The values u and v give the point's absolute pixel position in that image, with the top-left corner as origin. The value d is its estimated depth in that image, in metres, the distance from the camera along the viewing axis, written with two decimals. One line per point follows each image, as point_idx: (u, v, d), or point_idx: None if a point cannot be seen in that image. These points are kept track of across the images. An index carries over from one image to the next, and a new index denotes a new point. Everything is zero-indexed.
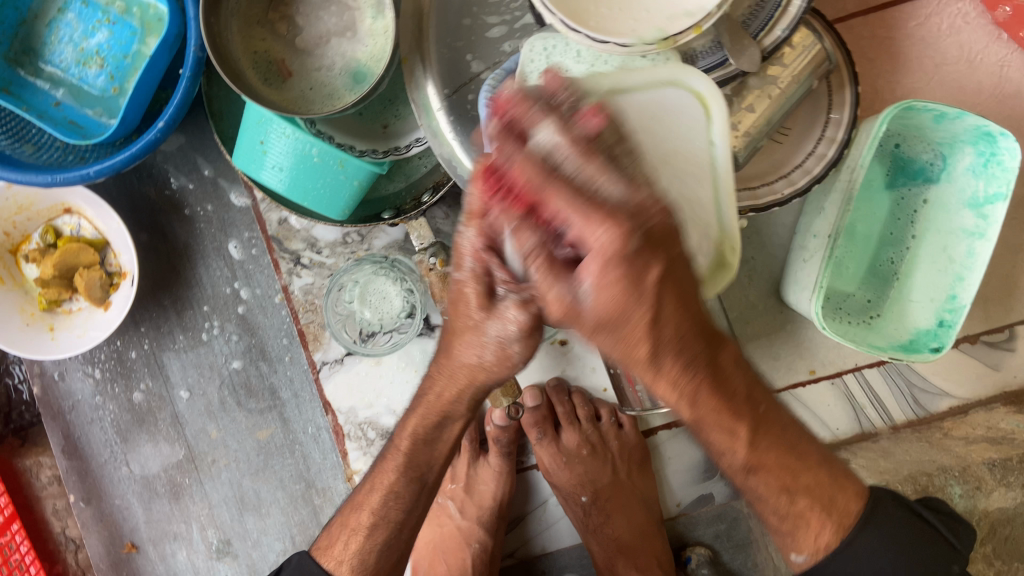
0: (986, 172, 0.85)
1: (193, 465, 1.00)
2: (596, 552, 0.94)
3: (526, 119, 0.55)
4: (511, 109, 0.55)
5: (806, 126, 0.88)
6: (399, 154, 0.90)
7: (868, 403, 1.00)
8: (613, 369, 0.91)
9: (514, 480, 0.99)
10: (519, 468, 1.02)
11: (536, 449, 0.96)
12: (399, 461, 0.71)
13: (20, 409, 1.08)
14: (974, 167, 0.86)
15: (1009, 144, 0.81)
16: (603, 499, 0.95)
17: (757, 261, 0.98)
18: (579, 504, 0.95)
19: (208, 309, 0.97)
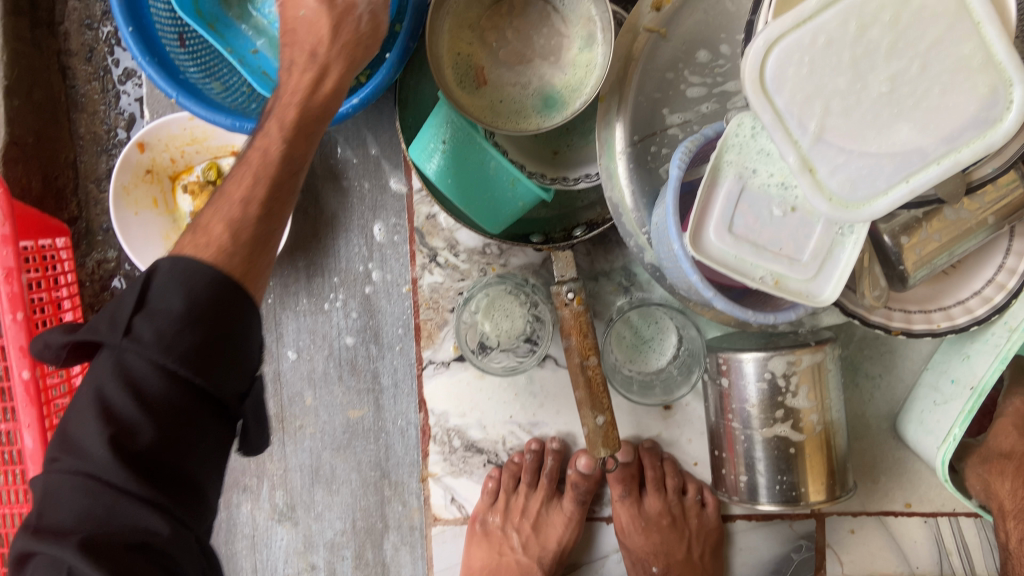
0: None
1: (280, 425, 1.01)
2: None
3: (763, 69, 0.66)
4: (752, 71, 0.65)
5: (974, 265, 0.85)
6: (566, 184, 0.90)
7: (955, 549, 0.97)
8: (716, 450, 0.89)
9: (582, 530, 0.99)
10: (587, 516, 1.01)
11: (614, 505, 0.97)
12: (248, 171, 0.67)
13: None
14: None
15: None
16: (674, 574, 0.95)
17: (884, 379, 0.96)
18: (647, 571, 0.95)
19: (337, 281, 0.99)
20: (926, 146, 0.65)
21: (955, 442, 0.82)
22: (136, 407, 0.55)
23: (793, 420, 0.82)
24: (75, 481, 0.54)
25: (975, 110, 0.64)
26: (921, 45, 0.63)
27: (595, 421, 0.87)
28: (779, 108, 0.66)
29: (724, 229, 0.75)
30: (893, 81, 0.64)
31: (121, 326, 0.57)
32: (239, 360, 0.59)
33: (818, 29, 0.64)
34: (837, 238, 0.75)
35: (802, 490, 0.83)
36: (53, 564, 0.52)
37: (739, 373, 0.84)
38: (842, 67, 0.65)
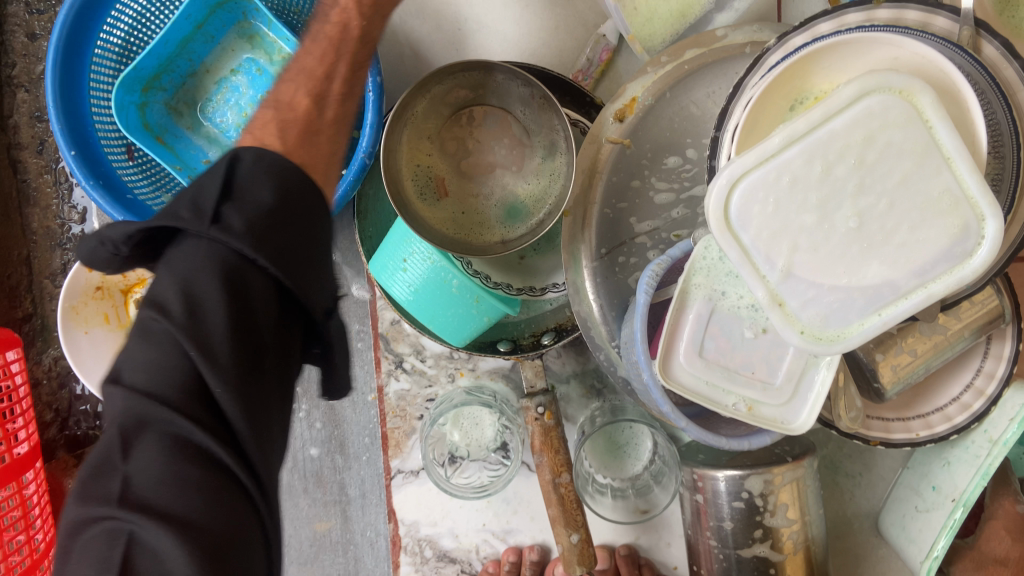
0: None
1: None
2: None
3: (727, 206, 0.60)
4: (714, 208, 0.60)
5: (952, 372, 0.82)
6: (534, 294, 0.87)
7: None
8: (694, 565, 0.86)
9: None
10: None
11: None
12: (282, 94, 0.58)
13: (75, 418, 1.15)
14: None
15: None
16: None
17: (863, 478, 0.94)
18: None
19: (300, 390, 0.96)
20: (896, 279, 0.59)
21: (938, 562, 0.79)
22: (220, 289, 0.45)
23: (772, 541, 0.80)
24: (158, 394, 0.43)
25: (951, 246, 0.58)
26: (892, 181, 0.57)
27: (570, 539, 0.84)
28: (745, 244, 0.60)
29: (694, 354, 0.73)
30: (863, 218, 0.58)
31: (208, 213, 0.46)
32: (321, 267, 0.51)
33: (780, 166, 0.58)
34: (809, 360, 0.73)
35: None
36: (113, 527, 0.41)
37: (715, 492, 0.81)
38: (808, 205, 0.59)
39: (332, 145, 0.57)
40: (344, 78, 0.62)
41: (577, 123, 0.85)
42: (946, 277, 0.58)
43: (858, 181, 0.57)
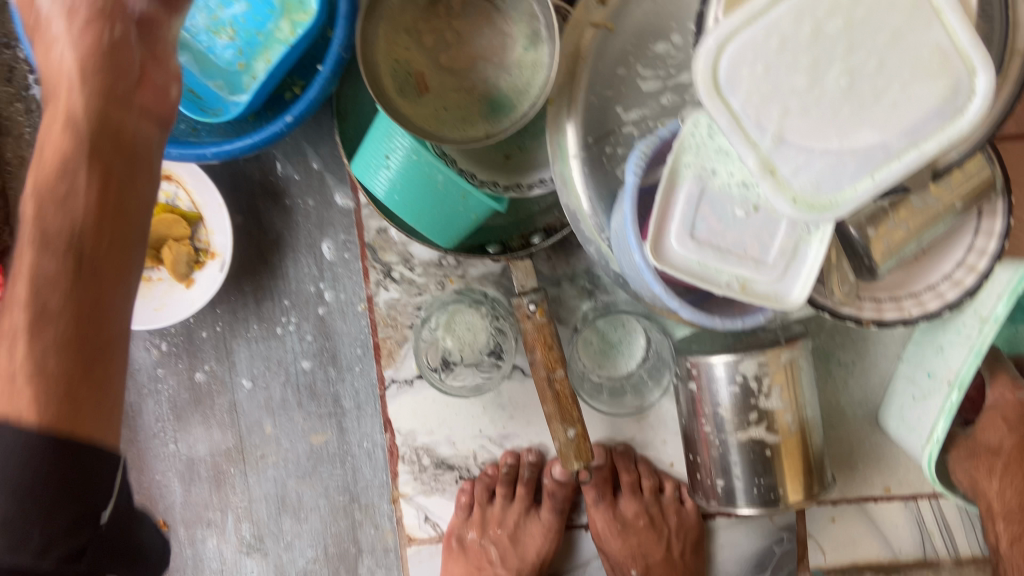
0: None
1: (240, 456, 0.97)
2: None
3: (715, 71, 0.56)
4: (703, 72, 0.56)
5: (945, 248, 0.82)
6: (521, 191, 0.85)
7: (936, 530, 0.97)
8: (692, 455, 0.87)
9: (561, 540, 0.99)
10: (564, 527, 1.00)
11: (590, 512, 0.96)
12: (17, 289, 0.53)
13: None
14: None
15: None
16: None
17: (856, 366, 0.94)
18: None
19: (288, 303, 0.94)
20: (887, 139, 0.55)
21: (940, 445, 0.81)
22: None
23: (767, 422, 0.80)
24: None
25: (946, 102, 0.54)
26: (883, 35, 0.54)
27: (566, 434, 0.84)
28: (734, 109, 0.56)
29: (685, 235, 0.72)
30: (855, 76, 0.55)
31: None
32: (97, 431, 0.53)
33: (770, 25, 0.55)
34: (802, 236, 0.72)
35: (782, 492, 0.81)
36: None
37: (712, 377, 0.81)
38: (798, 65, 0.55)
39: (114, 264, 0.56)
40: (107, 178, 0.57)
41: (559, 11, 0.83)
42: (940, 137, 0.55)
43: (849, 36, 0.54)
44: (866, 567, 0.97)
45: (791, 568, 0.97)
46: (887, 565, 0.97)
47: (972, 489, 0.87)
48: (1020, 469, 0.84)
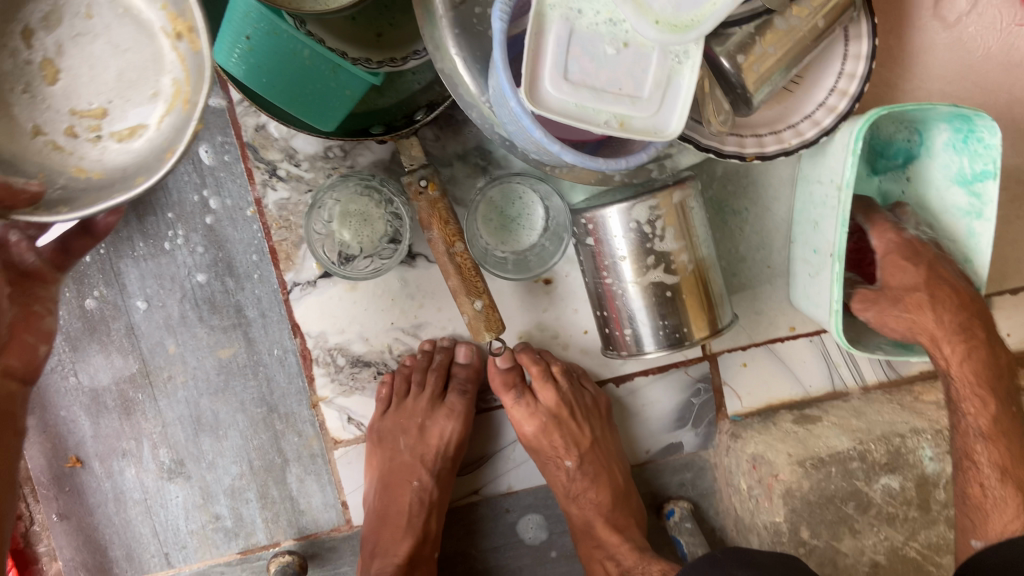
0: (966, 148, 0.84)
1: (147, 380, 0.95)
2: (575, 514, 0.96)
3: None
4: None
5: (818, 74, 0.84)
6: (395, 66, 0.84)
7: (842, 361, 1.00)
8: (600, 312, 0.88)
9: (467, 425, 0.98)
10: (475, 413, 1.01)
11: (511, 411, 0.95)
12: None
13: None
14: (948, 144, 0.86)
15: (985, 124, 0.80)
16: (588, 463, 0.95)
17: (751, 212, 0.96)
18: (562, 468, 0.95)
19: (172, 217, 0.91)
20: None
21: (840, 315, 0.83)
22: None
23: (664, 264, 0.82)
24: None
25: None
26: None
27: (474, 306, 0.83)
28: None
29: (560, 78, 0.71)
30: None
31: None
32: None
33: None
34: (674, 68, 0.73)
35: (685, 330, 0.84)
36: None
37: (608, 228, 0.82)
38: None
39: None
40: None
41: None
42: None
43: None
44: (781, 406, 1.01)
45: (711, 417, 1.01)
46: (800, 402, 1.01)
47: (908, 329, 0.82)
48: (947, 294, 0.80)
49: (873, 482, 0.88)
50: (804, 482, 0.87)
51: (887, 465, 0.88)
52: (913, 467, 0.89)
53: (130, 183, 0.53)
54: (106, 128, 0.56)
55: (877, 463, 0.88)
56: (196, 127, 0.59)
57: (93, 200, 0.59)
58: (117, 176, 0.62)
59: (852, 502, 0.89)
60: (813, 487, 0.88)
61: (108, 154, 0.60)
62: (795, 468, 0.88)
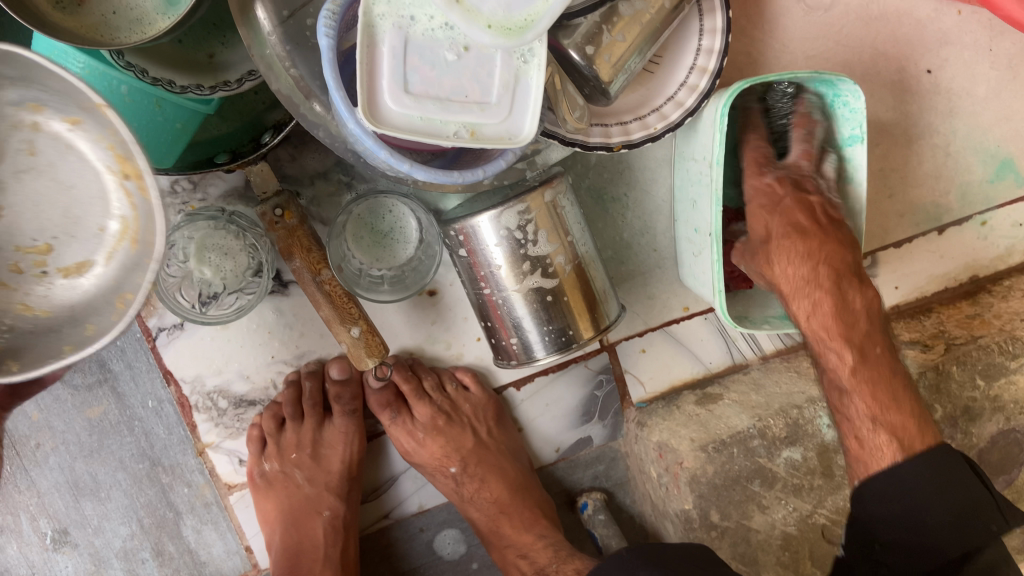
0: (832, 111, 0.82)
1: (13, 451, 0.88)
2: (477, 519, 0.91)
3: None
4: None
5: (676, 53, 0.81)
6: (230, 89, 0.76)
7: (739, 334, 1.00)
8: (485, 322, 0.85)
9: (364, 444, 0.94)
10: (370, 435, 0.97)
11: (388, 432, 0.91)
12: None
13: None
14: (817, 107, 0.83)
15: (848, 87, 0.78)
16: (474, 465, 0.91)
17: (630, 197, 0.94)
18: (448, 476, 0.91)
19: None
20: None
21: (724, 295, 0.81)
22: None
23: (542, 268, 0.79)
24: None
25: None
26: None
27: (351, 334, 0.78)
28: None
29: (399, 91, 0.66)
30: None
31: None
32: None
33: None
34: (520, 68, 0.69)
35: (572, 332, 0.82)
36: None
37: (480, 238, 0.78)
38: None
39: None
40: None
41: None
42: None
43: None
44: (684, 387, 1.00)
45: (616, 407, 0.99)
46: (701, 379, 1.00)
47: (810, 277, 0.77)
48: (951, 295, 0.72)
49: (775, 458, 0.88)
50: (708, 468, 0.87)
51: (788, 438, 0.89)
52: (812, 437, 0.89)
53: (73, 342, 0.52)
54: (52, 263, 0.53)
55: (778, 438, 0.89)
56: (114, 272, 0.53)
57: (23, 330, 0.52)
58: (52, 300, 0.53)
59: (758, 480, 0.88)
60: (718, 470, 0.87)
61: (43, 286, 0.53)
62: (698, 455, 0.87)
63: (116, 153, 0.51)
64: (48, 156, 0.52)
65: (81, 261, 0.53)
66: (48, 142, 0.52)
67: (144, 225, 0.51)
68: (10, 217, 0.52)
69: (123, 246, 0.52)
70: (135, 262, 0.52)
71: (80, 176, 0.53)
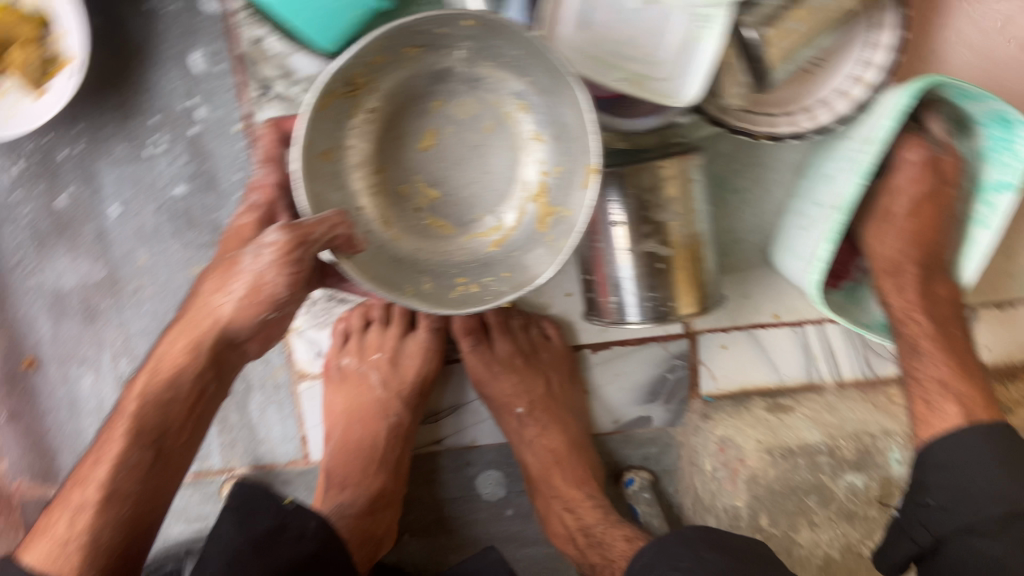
0: (997, 158, 0.79)
1: (114, 288, 0.91)
2: (530, 463, 0.93)
3: None
4: None
5: (839, 59, 0.80)
6: None
7: (820, 355, 0.99)
8: (586, 276, 0.86)
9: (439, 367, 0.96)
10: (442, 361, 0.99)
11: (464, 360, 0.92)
12: (127, 424, 0.68)
13: None
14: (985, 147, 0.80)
15: None
16: (539, 411, 0.93)
17: (751, 193, 0.94)
18: (512, 415, 0.93)
19: (158, 121, 0.86)
20: None
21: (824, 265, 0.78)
22: None
23: (660, 236, 0.80)
24: None
25: None
26: None
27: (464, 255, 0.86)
28: None
29: (581, 24, 0.69)
30: None
31: None
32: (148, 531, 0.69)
33: None
34: (694, 31, 0.69)
35: (672, 305, 0.82)
36: None
37: (608, 190, 0.79)
38: None
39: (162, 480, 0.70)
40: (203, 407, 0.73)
41: None
42: None
43: None
44: (754, 393, 0.99)
45: (683, 395, 0.99)
46: (773, 390, 0.99)
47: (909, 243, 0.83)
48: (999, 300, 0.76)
49: (838, 479, 0.93)
50: (769, 471, 0.93)
51: (853, 463, 0.93)
52: (878, 468, 0.93)
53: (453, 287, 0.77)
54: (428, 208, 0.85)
55: (844, 460, 0.93)
56: None
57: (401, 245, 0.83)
58: (417, 234, 0.85)
59: (813, 496, 0.93)
60: (777, 476, 0.93)
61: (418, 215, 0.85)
62: (762, 456, 0.93)
63: (540, 184, 0.85)
64: (494, 146, 0.84)
65: (449, 222, 0.86)
66: (503, 133, 0.84)
67: (547, 222, 0.83)
68: (440, 168, 0.84)
69: (516, 230, 0.86)
70: (525, 241, 0.85)
71: (501, 172, 0.85)
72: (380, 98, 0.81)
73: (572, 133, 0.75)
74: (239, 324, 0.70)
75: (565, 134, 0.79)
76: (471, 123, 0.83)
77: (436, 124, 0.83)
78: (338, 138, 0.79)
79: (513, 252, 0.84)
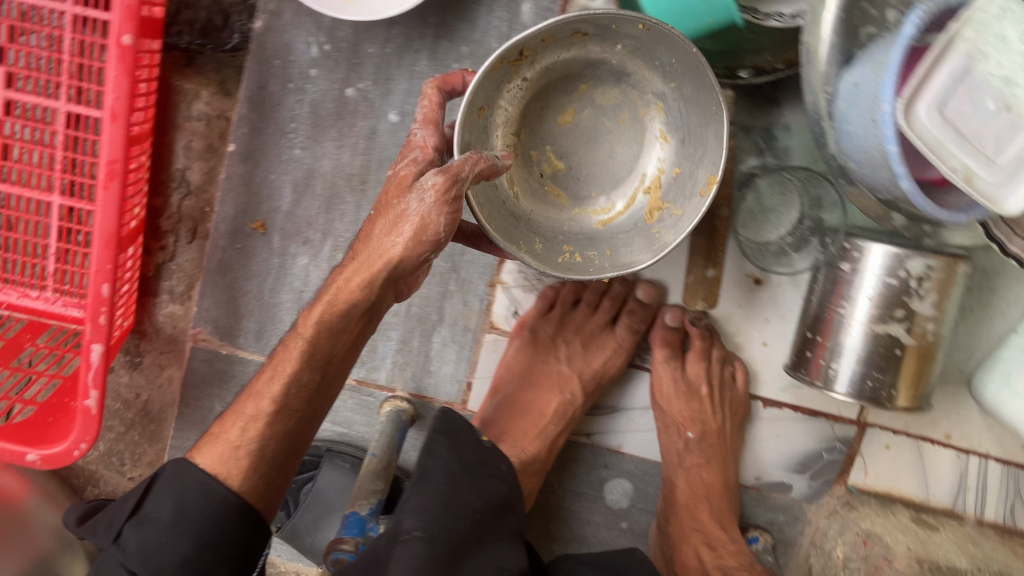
0: None
1: (361, 186, 0.94)
2: (680, 488, 0.94)
3: None
4: None
5: None
6: (756, 17, 0.74)
7: (973, 488, 0.98)
8: (811, 334, 0.88)
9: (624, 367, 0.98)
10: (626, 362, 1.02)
11: (656, 368, 0.96)
12: (301, 347, 0.71)
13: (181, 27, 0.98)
14: None
15: None
16: (709, 443, 0.94)
17: (973, 313, 0.95)
18: (682, 437, 0.95)
19: (466, 52, 0.90)
20: None
21: None
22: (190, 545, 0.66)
23: (910, 324, 0.81)
24: (207, 501, 0.68)
25: None
26: None
27: (705, 274, 0.91)
28: None
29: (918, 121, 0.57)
30: None
31: (113, 532, 0.68)
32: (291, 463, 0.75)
33: None
34: None
35: (890, 392, 0.83)
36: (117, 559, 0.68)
37: (869, 263, 0.81)
38: None
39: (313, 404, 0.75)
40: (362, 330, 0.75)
41: None
42: None
43: None
44: (899, 500, 1.00)
45: (830, 477, 1.00)
46: (917, 503, 1.00)
47: None
48: None
49: None
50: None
51: None
52: None
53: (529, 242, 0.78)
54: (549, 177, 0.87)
55: None
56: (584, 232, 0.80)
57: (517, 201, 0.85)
58: (536, 200, 0.87)
59: None
60: None
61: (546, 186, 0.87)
62: (911, 563, 0.93)
63: (656, 178, 0.86)
64: (607, 127, 0.86)
65: (563, 193, 0.87)
66: (625, 122, 0.85)
67: (655, 222, 0.84)
68: (570, 143, 0.86)
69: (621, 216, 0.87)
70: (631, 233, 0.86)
71: (625, 159, 0.86)
72: (538, 70, 0.83)
73: (704, 139, 0.78)
74: (406, 266, 0.69)
75: (696, 140, 0.80)
76: (611, 111, 0.85)
77: (579, 98, 0.85)
78: (492, 99, 0.81)
79: (619, 235, 0.85)
